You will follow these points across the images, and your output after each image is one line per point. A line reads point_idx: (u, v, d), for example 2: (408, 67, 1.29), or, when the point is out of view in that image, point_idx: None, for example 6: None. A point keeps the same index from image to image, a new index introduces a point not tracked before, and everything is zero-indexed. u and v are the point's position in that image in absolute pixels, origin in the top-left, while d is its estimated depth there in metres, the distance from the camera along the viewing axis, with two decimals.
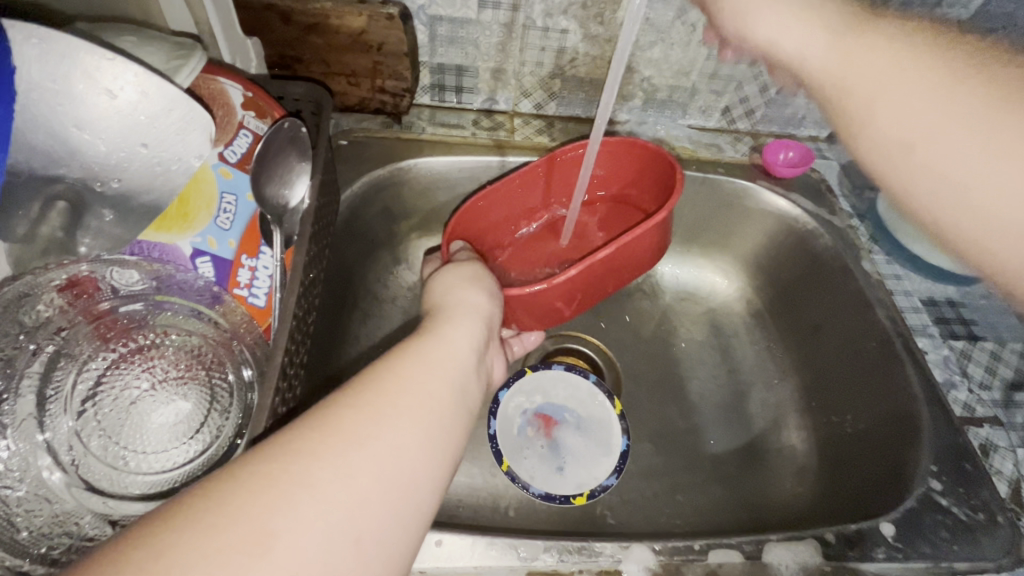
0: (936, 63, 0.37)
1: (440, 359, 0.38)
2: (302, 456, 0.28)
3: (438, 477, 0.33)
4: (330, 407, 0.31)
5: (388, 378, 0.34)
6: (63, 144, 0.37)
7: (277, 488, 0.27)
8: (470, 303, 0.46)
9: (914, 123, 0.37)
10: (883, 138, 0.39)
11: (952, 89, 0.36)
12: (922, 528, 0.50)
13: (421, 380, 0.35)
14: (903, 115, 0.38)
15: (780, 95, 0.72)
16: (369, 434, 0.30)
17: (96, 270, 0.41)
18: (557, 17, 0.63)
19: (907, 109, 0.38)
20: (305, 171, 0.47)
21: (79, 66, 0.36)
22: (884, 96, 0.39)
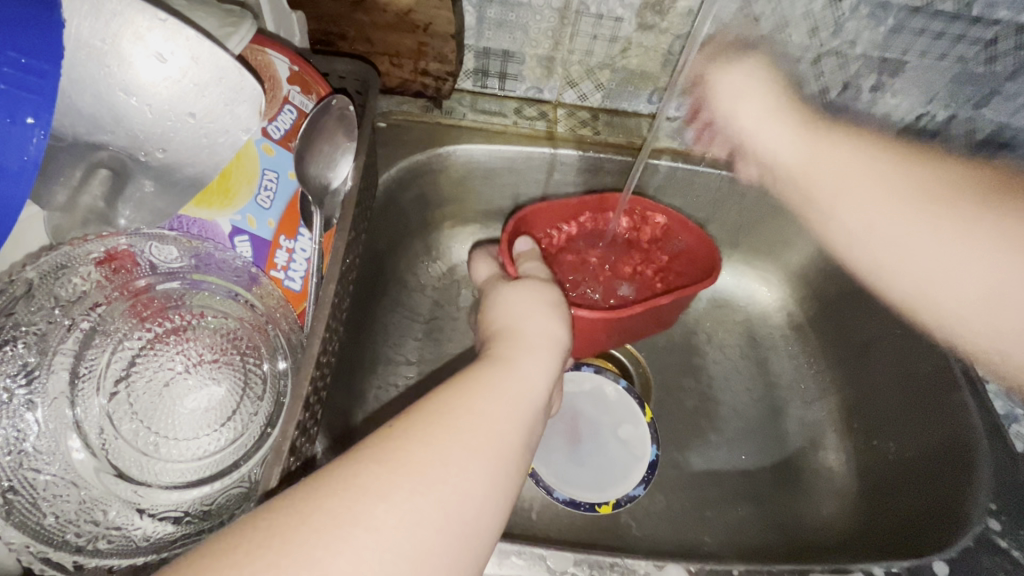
0: (880, 175, 0.57)
1: (511, 394, 0.36)
2: (367, 494, 0.28)
3: (495, 520, 0.31)
4: (397, 442, 0.31)
5: (458, 415, 0.33)
6: (107, 108, 0.36)
7: (339, 530, 0.27)
8: (547, 336, 0.42)
9: (859, 228, 0.58)
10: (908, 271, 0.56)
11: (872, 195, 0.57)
12: (979, 569, 0.46)
13: (490, 419, 0.33)
14: (857, 215, 0.58)
15: (842, 98, 0.68)
16: (435, 476, 0.30)
17: (135, 244, 0.40)
18: (613, 3, 0.61)
19: (871, 200, 0.57)
20: (350, 149, 0.45)
21: (130, 26, 0.34)
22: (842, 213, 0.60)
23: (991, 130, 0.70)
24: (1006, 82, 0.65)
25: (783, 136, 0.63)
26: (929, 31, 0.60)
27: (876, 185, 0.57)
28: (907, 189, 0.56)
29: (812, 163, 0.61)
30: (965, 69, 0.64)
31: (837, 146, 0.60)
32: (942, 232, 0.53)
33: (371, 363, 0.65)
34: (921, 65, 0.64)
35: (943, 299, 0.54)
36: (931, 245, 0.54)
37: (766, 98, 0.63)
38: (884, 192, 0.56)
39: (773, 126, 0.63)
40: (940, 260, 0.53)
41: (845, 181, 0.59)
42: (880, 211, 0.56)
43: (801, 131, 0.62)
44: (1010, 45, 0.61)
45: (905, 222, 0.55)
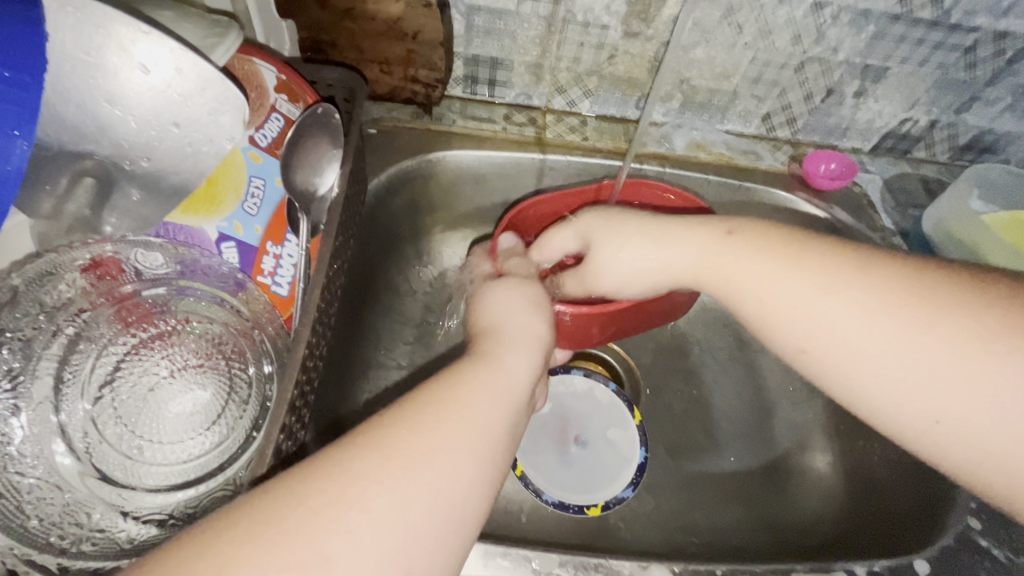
0: (792, 252, 0.40)
1: (497, 385, 0.36)
2: (359, 477, 0.29)
3: (482, 508, 0.32)
4: (389, 432, 0.31)
5: (446, 403, 0.33)
6: (92, 119, 0.36)
7: (334, 509, 0.27)
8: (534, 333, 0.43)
9: (802, 326, 0.38)
10: (854, 373, 0.36)
11: (797, 278, 0.39)
12: (958, 567, 0.47)
13: (476, 409, 0.34)
14: (798, 317, 0.38)
15: (825, 103, 0.69)
16: (426, 461, 0.30)
17: (120, 251, 0.40)
18: (599, 11, 0.61)
19: (798, 291, 0.38)
20: (336, 158, 0.46)
21: (114, 39, 0.35)
22: (781, 298, 0.39)
23: (973, 134, 0.71)
24: (986, 88, 0.66)
25: (673, 242, 0.46)
26: (910, 38, 0.62)
27: (757, 286, 0.41)
28: (828, 294, 0.37)
29: (711, 264, 0.44)
30: (947, 74, 0.65)
31: (754, 258, 0.41)
32: (884, 314, 0.35)
33: (361, 368, 0.65)
34: (903, 71, 0.65)
35: (908, 430, 0.34)
36: (874, 358, 0.35)
37: (642, 221, 0.48)
38: (796, 285, 0.39)
39: (676, 240, 0.46)
40: (921, 368, 0.34)
41: (720, 279, 0.43)
42: (784, 334, 0.39)
43: (708, 240, 0.44)
44: (988, 52, 0.62)
45: (812, 330, 0.37)
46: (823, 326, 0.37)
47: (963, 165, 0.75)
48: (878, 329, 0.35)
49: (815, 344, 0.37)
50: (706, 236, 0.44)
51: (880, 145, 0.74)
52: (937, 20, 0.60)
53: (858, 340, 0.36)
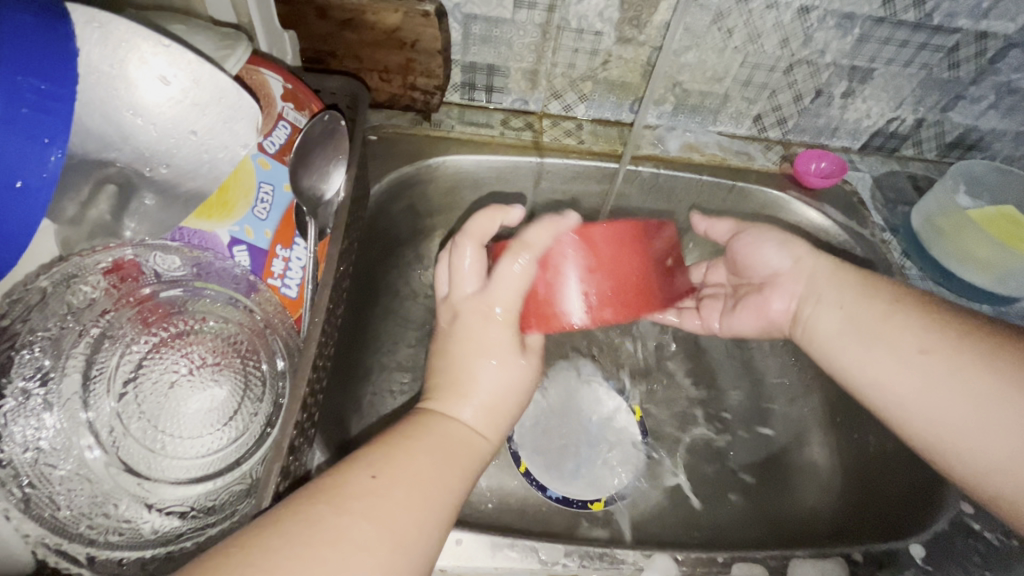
0: (909, 305, 0.45)
1: (448, 450, 0.39)
2: (320, 541, 0.31)
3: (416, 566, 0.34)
4: (337, 505, 0.33)
5: (399, 469, 0.36)
6: (115, 129, 0.38)
7: (289, 566, 0.30)
8: (504, 405, 0.45)
9: (899, 366, 0.44)
10: (926, 414, 0.43)
11: (908, 325, 0.44)
12: (952, 550, 0.48)
13: (426, 474, 0.37)
14: (893, 360, 0.44)
15: (814, 104, 0.71)
16: (372, 523, 0.33)
17: (140, 254, 0.42)
18: (593, 19, 0.63)
19: (900, 340, 0.44)
20: (341, 162, 0.47)
21: (136, 53, 0.37)
22: (879, 341, 0.45)
23: (959, 132, 0.73)
24: (969, 87, 0.68)
25: (822, 272, 0.49)
26: (894, 40, 0.63)
27: (890, 303, 0.46)
28: (955, 324, 0.44)
29: (851, 304, 0.47)
30: (930, 74, 0.67)
31: (879, 302, 0.46)
32: (971, 373, 0.41)
33: (366, 370, 0.67)
34: (889, 71, 0.67)
35: (970, 441, 0.41)
36: (970, 379, 0.41)
37: (788, 237, 0.52)
38: (924, 314, 0.45)
39: (812, 267, 0.50)
40: (992, 421, 0.40)
41: (861, 300, 0.47)
42: (906, 337, 0.44)
43: (840, 278, 0.48)
44: (971, 52, 0.64)
45: (935, 338, 0.43)
46: (911, 367, 0.43)
47: (949, 162, 0.77)
48: (970, 383, 0.41)
49: (893, 382, 0.44)
50: (836, 274, 0.49)
51: (869, 144, 0.76)
52: (918, 22, 0.62)
53: (938, 387, 0.42)
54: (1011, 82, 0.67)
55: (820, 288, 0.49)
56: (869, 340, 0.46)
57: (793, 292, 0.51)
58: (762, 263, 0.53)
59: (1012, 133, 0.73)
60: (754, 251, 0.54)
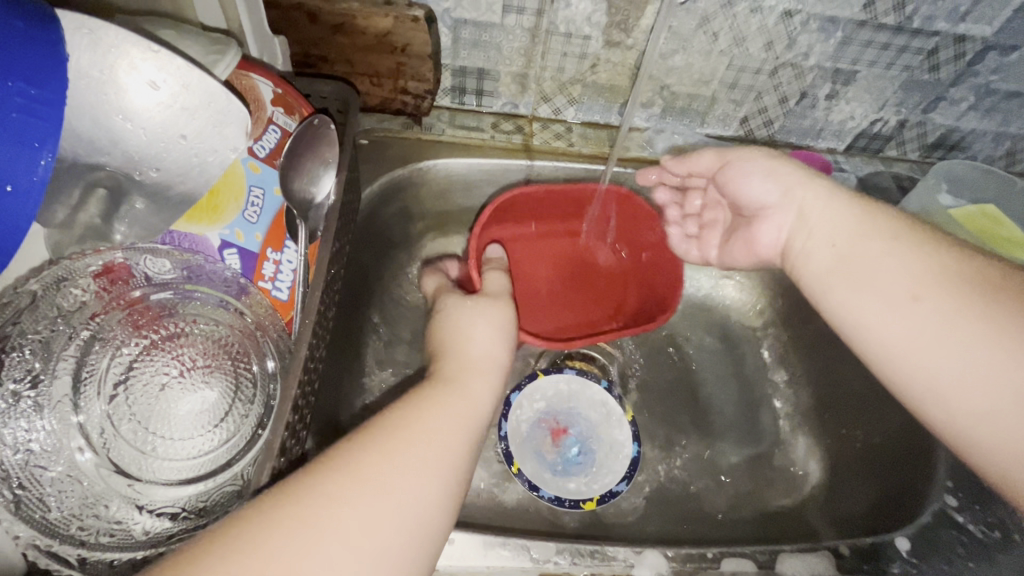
0: (915, 247, 0.43)
1: (462, 407, 0.39)
2: (349, 490, 0.31)
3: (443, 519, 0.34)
4: (322, 489, 0.30)
5: (418, 426, 0.36)
6: (105, 133, 0.38)
7: (309, 522, 0.29)
8: (494, 354, 0.45)
9: (889, 309, 0.42)
10: (911, 361, 0.40)
11: (907, 267, 0.42)
12: (936, 543, 0.49)
13: (443, 430, 0.36)
14: (885, 301, 0.42)
15: (799, 106, 0.73)
16: (401, 485, 0.32)
17: (130, 257, 0.42)
18: (581, 23, 0.64)
19: (894, 281, 0.42)
20: (332, 166, 0.48)
21: (125, 57, 0.37)
22: (872, 281, 0.43)
23: (941, 133, 0.75)
24: (950, 88, 0.69)
25: (834, 214, 0.48)
26: (876, 43, 0.65)
27: (893, 244, 0.44)
28: (957, 265, 0.41)
29: (855, 246, 0.46)
30: (912, 76, 0.68)
31: (880, 241, 0.45)
32: (965, 320, 0.38)
33: (359, 372, 0.67)
34: (871, 74, 0.68)
35: (955, 388, 0.38)
36: (969, 313, 0.38)
37: (804, 176, 0.51)
38: (923, 253, 0.42)
39: (817, 208, 0.49)
40: (984, 371, 0.37)
41: (857, 241, 0.46)
42: (902, 273, 0.42)
43: (848, 217, 0.47)
44: (950, 54, 0.66)
45: (930, 279, 0.41)
46: (900, 312, 0.41)
47: (932, 162, 0.79)
48: (962, 329, 0.38)
49: (882, 328, 0.42)
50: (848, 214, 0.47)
51: (854, 145, 0.78)
52: (899, 25, 0.63)
53: (929, 331, 0.40)
54: (991, 83, 0.68)
55: (815, 227, 0.49)
56: (863, 279, 0.44)
57: (784, 223, 0.52)
58: (761, 194, 0.54)
59: (992, 133, 0.74)
60: (742, 183, 0.56)
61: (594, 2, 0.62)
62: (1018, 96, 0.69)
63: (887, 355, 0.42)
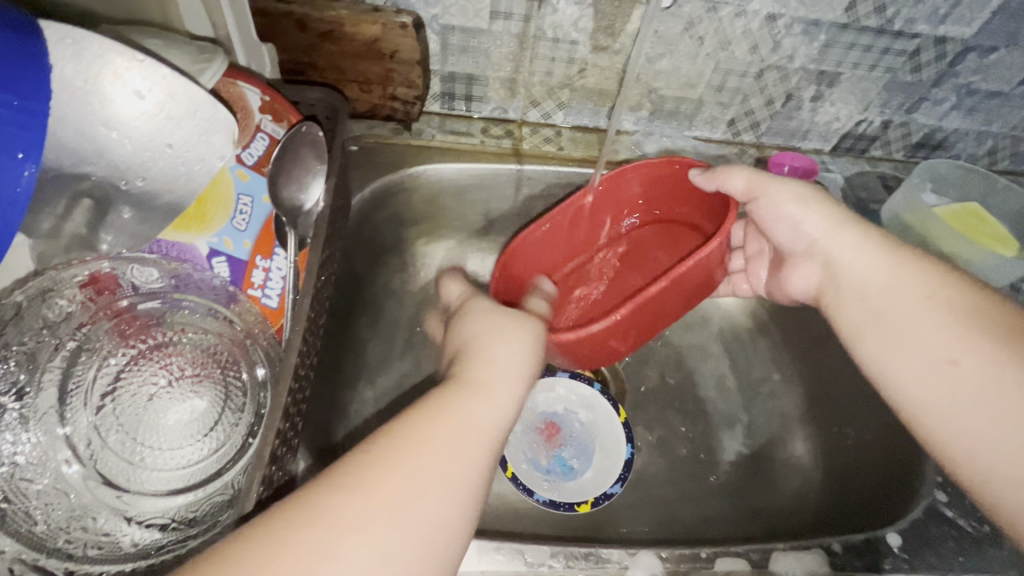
0: (953, 295, 0.43)
1: (467, 415, 0.37)
2: (320, 521, 0.30)
3: (455, 542, 0.33)
4: (308, 534, 0.29)
5: (411, 437, 0.34)
6: (90, 143, 0.38)
7: (294, 554, 0.28)
8: (496, 343, 0.43)
9: (926, 354, 0.42)
10: (936, 408, 0.41)
11: (940, 316, 0.43)
12: (927, 539, 0.50)
13: (449, 447, 0.35)
14: (921, 347, 0.43)
15: (785, 108, 0.74)
16: (390, 499, 0.31)
17: (116, 268, 0.42)
18: (568, 28, 0.64)
19: (929, 330, 0.42)
20: (322, 173, 0.47)
21: (110, 67, 0.37)
22: (912, 328, 0.43)
23: (924, 133, 0.76)
24: (932, 89, 0.70)
25: (873, 257, 0.47)
26: (859, 45, 0.66)
27: (938, 314, 0.43)
28: (993, 331, 0.41)
29: (892, 291, 0.45)
30: (895, 78, 0.69)
31: (916, 284, 0.44)
32: (1004, 376, 0.39)
33: (352, 378, 0.67)
34: (855, 76, 0.69)
35: (969, 458, 0.39)
36: (1008, 370, 0.39)
37: (840, 212, 0.50)
38: (961, 315, 0.42)
39: (853, 241, 0.48)
40: (1016, 429, 0.38)
41: (895, 285, 0.45)
42: (940, 324, 0.42)
43: (886, 258, 0.46)
44: (932, 56, 0.67)
45: (969, 344, 0.41)
46: (934, 360, 0.42)
47: (916, 162, 0.80)
48: (1004, 384, 0.39)
49: (912, 373, 0.43)
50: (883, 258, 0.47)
51: (839, 145, 0.79)
52: (881, 28, 0.64)
53: (965, 381, 0.40)
54: (971, 84, 0.69)
55: (850, 279, 0.48)
56: (899, 324, 0.44)
57: (811, 271, 0.51)
58: (798, 234, 0.52)
59: (974, 133, 0.76)
60: (773, 219, 0.53)
61: (581, 7, 0.62)
62: (998, 96, 0.71)
63: (917, 401, 0.42)
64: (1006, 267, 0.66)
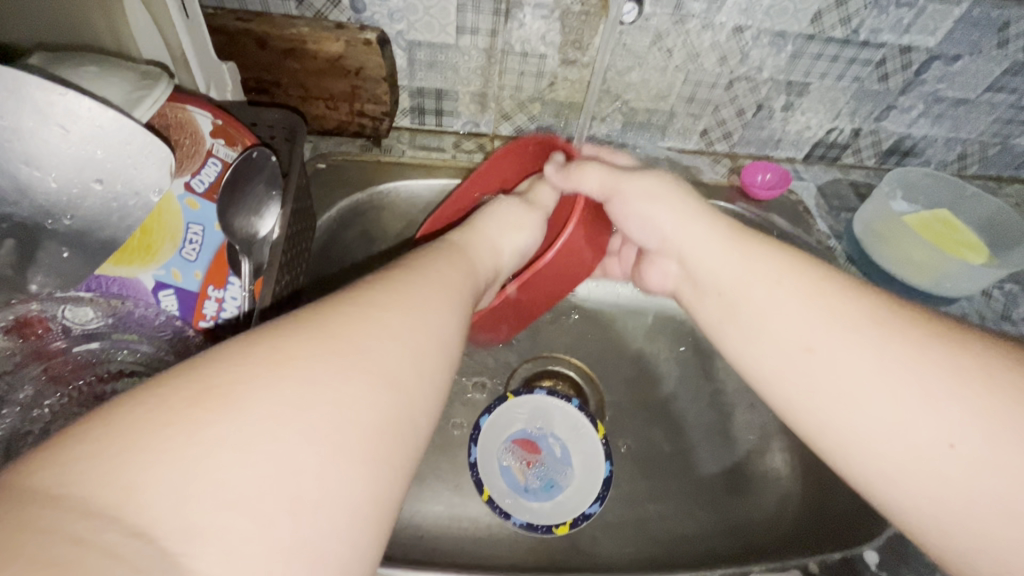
0: (802, 277, 0.42)
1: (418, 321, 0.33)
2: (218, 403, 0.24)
3: (402, 456, 0.28)
4: (195, 414, 0.23)
5: (343, 333, 0.29)
6: (8, 181, 0.36)
7: (180, 432, 0.23)
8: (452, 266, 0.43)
9: (790, 334, 0.40)
10: (812, 397, 0.38)
11: (791, 293, 0.41)
12: (906, 555, 0.49)
13: (388, 341, 0.30)
14: (785, 329, 0.40)
15: (757, 118, 0.74)
16: (320, 383, 0.26)
17: (47, 309, 0.41)
18: (536, 42, 0.64)
19: (789, 309, 0.41)
20: (276, 201, 0.46)
21: (28, 101, 0.35)
22: (770, 313, 0.41)
23: (894, 140, 0.76)
24: (899, 97, 0.71)
25: (721, 246, 0.46)
26: (826, 55, 0.66)
27: (796, 294, 0.41)
28: (846, 306, 0.39)
29: (743, 279, 0.44)
30: (862, 87, 0.70)
31: (766, 263, 0.44)
32: (865, 344, 0.37)
33: None
34: (823, 85, 0.69)
35: (859, 445, 0.35)
36: (866, 340, 0.37)
37: (685, 198, 0.51)
38: (811, 300, 0.40)
39: (700, 228, 0.49)
40: (892, 401, 0.35)
41: (748, 267, 0.44)
42: (796, 302, 0.40)
43: (731, 245, 0.46)
44: (898, 65, 0.67)
45: (822, 328, 0.39)
46: (797, 339, 0.40)
47: (888, 168, 0.81)
48: (862, 357, 0.36)
49: (782, 364, 0.40)
50: (732, 243, 0.46)
51: (812, 154, 0.79)
52: (847, 39, 0.64)
53: (832, 358, 0.37)
54: (938, 91, 0.70)
55: (705, 276, 0.47)
56: (760, 308, 0.42)
57: (668, 267, 0.53)
58: (650, 228, 0.52)
59: (943, 139, 0.76)
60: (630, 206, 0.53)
61: (548, 21, 0.61)
62: (964, 103, 0.71)
63: (792, 395, 0.39)
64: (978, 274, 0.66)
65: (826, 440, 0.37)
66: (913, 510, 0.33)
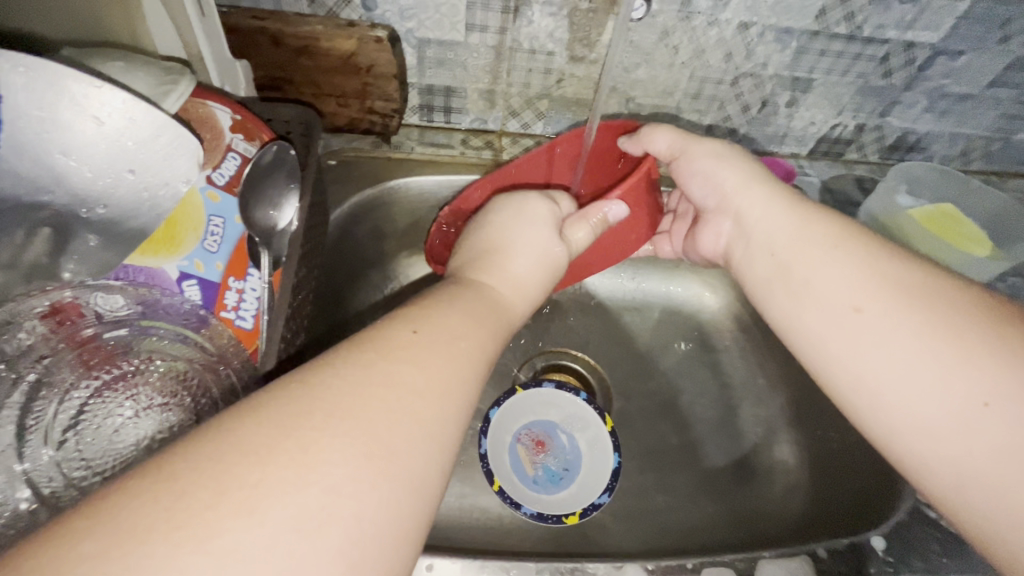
0: (855, 247, 0.44)
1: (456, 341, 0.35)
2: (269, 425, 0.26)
3: (429, 463, 0.29)
4: (253, 431, 0.26)
5: (394, 350, 0.32)
6: (47, 171, 0.39)
7: (236, 454, 0.25)
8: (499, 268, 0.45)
9: (839, 295, 0.42)
10: (855, 356, 0.41)
11: (845, 260, 0.43)
12: (912, 542, 0.49)
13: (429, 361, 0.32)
14: (834, 290, 0.43)
15: (761, 114, 0.75)
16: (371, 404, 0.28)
17: (80, 296, 0.41)
18: (544, 39, 0.65)
19: (840, 274, 0.43)
20: (294, 194, 0.48)
21: (66, 94, 0.38)
22: (820, 274, 0.44)
23: (898, 135, 0.77)
24: (904, 93, 0.72)
25: (779, 213, 0.49)
26: (830, 52, 0.67)
27: (852, 258, 0.43)
28: (899, 275, 0.41)
29: (798, 244, 0.46)
30: (867, 83, 0.70)
31: (820, 234, 0.45)
32: (912, 312, 0.39)
33: None
34: (828, 81, 0.70)
35: (894, 398, 0.38)
36: (915, 306, 0.39)
37: (747, 167, 0.52)
38: (863, 265, 0.42)
39: (759, 198, 0.50)
40: (931, 363, 0.37)
41: (803, 238, 0.46)
42: (850, 267, 0.43)
43: (788, 216, 0.48)
44: (902, 61, 0.68)
45: (872, 292, 0.41)
46: (847, 300, 0.42)
47: (892, 164, 0.81)
48: (911, 321, 0.39)
49: (827, 326, 0.43)
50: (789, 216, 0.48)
51: (816, 149, 0.80)
52: (851, 35, 0.65)
53: (878, 320, 0.40)
54: (942, 87, 0.71)
55: (757, 234, 0.50)
56: (811, 272, 0.44)
57: (721, 227, 0.54)
58: (711, 189, 0.54)
59: (946, 134, 0.77)
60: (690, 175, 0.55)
61: (556, 18, 0.62)
62: (968, 98, 0.72)
63: (835, 352, 0.42)
64: (980, 267, 0.67)
65: (860, 394, 0.40)
66: (936, 462, 0.36)
